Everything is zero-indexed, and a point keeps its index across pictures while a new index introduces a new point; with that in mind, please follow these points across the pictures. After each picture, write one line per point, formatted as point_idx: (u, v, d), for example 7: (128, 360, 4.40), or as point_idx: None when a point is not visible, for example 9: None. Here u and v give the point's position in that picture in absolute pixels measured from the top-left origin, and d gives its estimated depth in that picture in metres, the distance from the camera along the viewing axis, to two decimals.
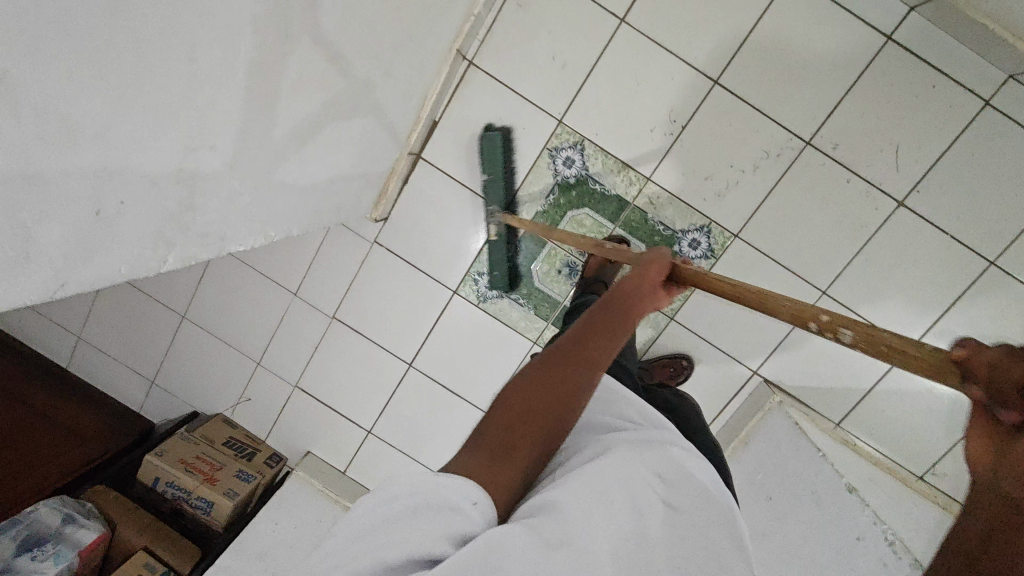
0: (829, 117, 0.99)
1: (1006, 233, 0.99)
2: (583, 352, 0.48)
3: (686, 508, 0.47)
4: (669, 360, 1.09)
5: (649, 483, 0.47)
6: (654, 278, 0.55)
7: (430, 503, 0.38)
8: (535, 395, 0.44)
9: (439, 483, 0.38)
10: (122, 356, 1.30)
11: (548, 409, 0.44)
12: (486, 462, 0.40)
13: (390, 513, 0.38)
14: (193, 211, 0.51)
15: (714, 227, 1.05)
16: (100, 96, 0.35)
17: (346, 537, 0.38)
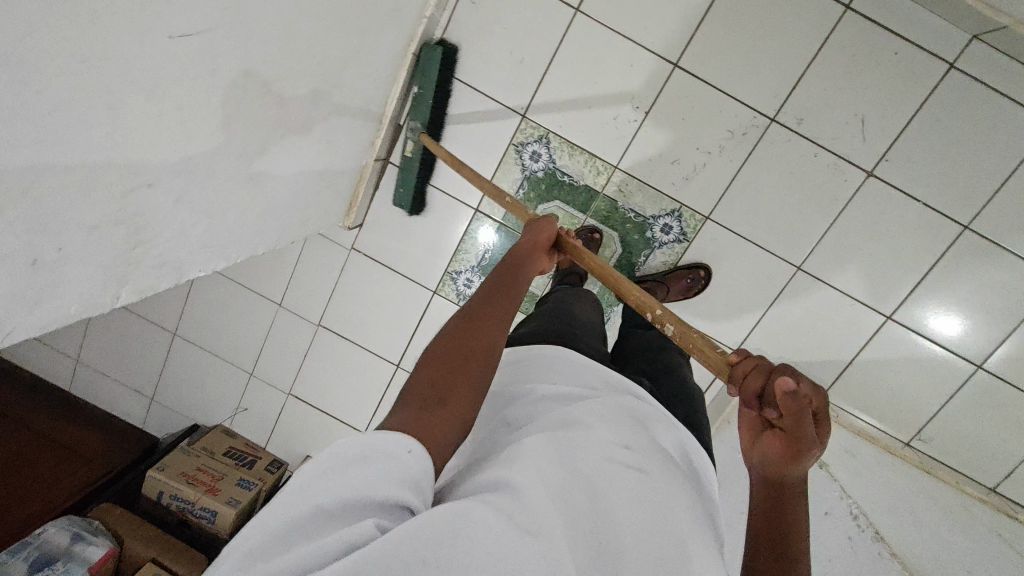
0: (792, 92, 0.98)
1: (978, 196, 0.99)
2: (493, 295, 0.56)
3: (657, 479, 0.44)
4: (685, 270, 1.06)
5: (613, 456, 0.44)
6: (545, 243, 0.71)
7: (375, 456, 0.37)
8: (456, 333, 0.50)
9: (382, 437, 0.38)
10: (118, 375, 1.33)
11: (472, 337, 0.49)
12: (418, 411, 0.42)
13: (333, 468, 0.37)
14: (142, 247, 0.53)
15: (685, 210, 1.06)
16: (24, 158, 0.36)
17: (284, 493, 0.36)
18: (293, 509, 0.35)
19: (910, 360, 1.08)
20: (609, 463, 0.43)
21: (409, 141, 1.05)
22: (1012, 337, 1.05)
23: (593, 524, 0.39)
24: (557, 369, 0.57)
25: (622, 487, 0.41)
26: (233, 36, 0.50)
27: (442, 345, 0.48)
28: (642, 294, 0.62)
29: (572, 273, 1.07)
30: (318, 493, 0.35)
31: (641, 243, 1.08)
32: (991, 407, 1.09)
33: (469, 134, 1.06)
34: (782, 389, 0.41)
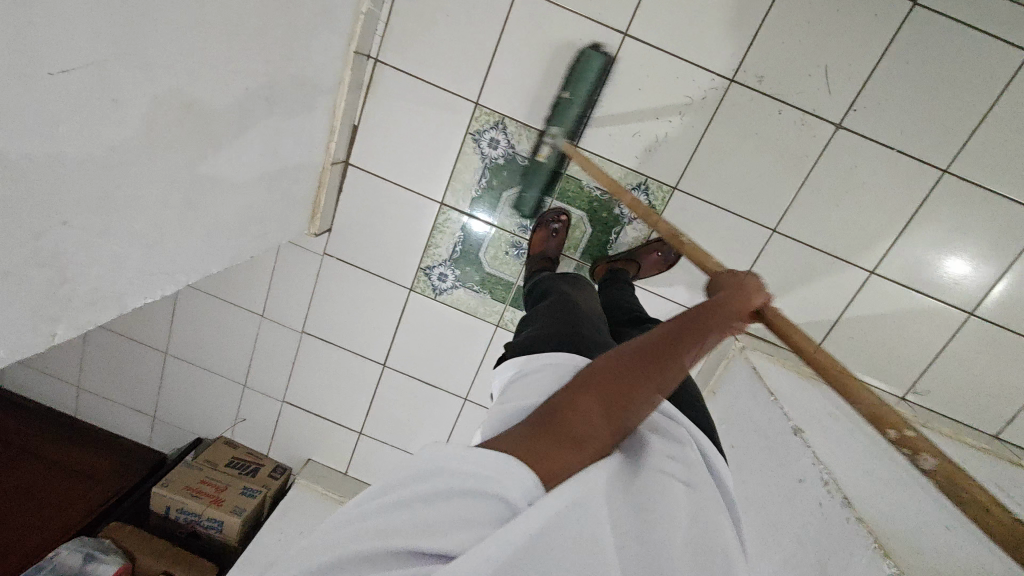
0: (750, 49, 0.94)
1: (954, 138, 0.94)
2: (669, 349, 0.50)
3: (702, 489, 0.47)
4: (656, 243, 1.04)
5: (664, 467, 0.47)
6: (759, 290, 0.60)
7: (483, 489, 0.38)
8: (613, 372, 0.47)
9: (499, 466, 0.39)
10: (119, 398, 1.37)
11: (623, 389, 0.46)
12: (547, 438, 0.42)
13: (439, 489, 0.38)
14: (71, 285, 0.53)
15: (652, 182, 1.03)
16: None
17: (388, 501, 0.39)
18: (384, 523, 0.37)
19: (899, 314, 1.05)
20: (662, 471, 0.46)
21: (544, 146, 1.03)
22: (1003, 280, 1.01)
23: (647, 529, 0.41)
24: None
25: (671, 490, 0.44)
26: (130, 65, 0.49)
27: (592, 372, 0.47)
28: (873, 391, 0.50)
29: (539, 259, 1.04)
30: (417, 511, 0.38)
31: (610, 221, 1.07)
32: (987, 353, 1.05)
33: (428, 128, 1.05)
34: None
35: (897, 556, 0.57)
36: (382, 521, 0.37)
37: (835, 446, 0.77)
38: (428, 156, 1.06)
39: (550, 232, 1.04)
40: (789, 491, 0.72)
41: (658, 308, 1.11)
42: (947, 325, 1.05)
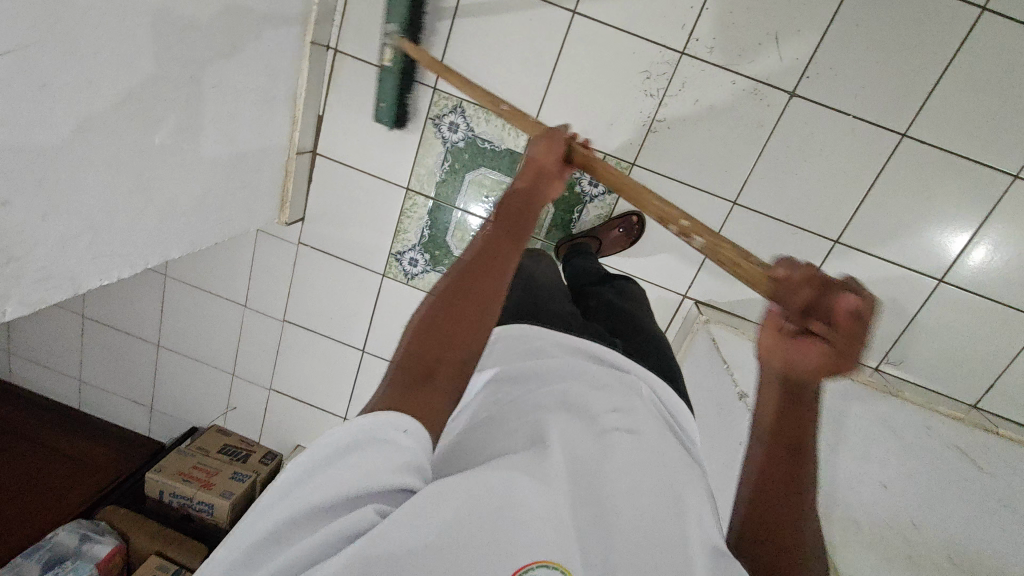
0: (698, 21, 0.94)
1: (911, 101, 0.93)
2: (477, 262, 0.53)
3: (646, 433, 0.46)
4: (618, 219, 1.05)
5: (605, 423, 0.46)
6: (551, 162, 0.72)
7: (370, 439, 0.38)
8: (438, 314, 0.47)
9: (379, 415, 0.39)
10: (117, 390, 1.43)
11: (455, 319, 0.47)
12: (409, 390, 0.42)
13: (332, 456, 0.38)
14: (17, 263, 0.57)
15: (610, 159, 1.04)
16: None
17: (284, 485, 0.37)
18: (286, 503, 0.36)
19: (867, 281, 1.04)
20: (600, 429, 0.45)
21: (386, 48, 0.95)
22: (976, 246, 0.99)
23: (598, 487, 0.41)
24: (532, 344, 0.55)
25: (615, 445, 0.44)
26: (55, 54, 0.53)
27: (420, 327, 0.46)
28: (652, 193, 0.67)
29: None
30: (318, 480, 0.37)
31: (572, 199, 1.08)
32: (960, 319, 1.03)
33: None
34: (847, 306, 0.40)
35: None
36: (290, 499, 0.36)
37: None
38: (391, 143, 1.09)
39: None
40: (732, 454, 0.72)
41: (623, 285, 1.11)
42: (916, 293, 1.03)
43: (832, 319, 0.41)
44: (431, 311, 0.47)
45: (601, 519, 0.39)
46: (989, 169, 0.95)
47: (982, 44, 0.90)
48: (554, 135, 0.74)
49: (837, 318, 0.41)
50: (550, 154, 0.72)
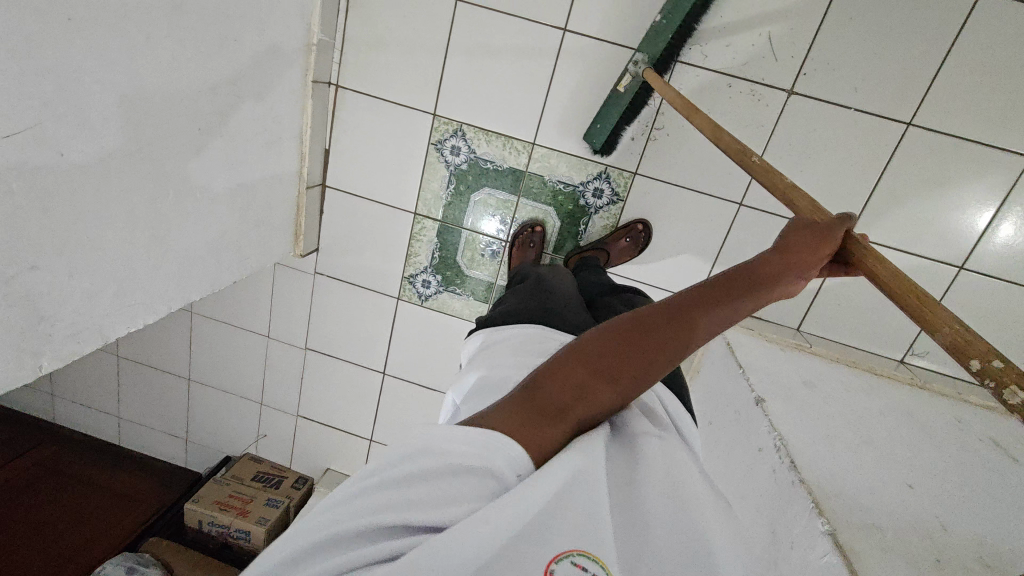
0: (689, 28, 0.94)
1: (913, 89, 0.92)
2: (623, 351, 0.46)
3: (672, 443, 0.49)
4: (623, 229, 1.05)
5: (637, 429, 0.49)
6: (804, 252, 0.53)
7: (482, 466, 0.39)
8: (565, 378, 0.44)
9: (497, 449, 0.39)
10: (154, 424, 1.49)
11: (564, 395, 0.44)
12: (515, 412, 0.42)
13: (436, 472, 0.39)
14: (50, 320, 0.61)
15: (612, 170, 1.05)
16: None
17: (380, 480, 0.39)
18: (377, 504, 0.38)
19: None
20: (632, 436, 0.48)
21: (625, 75, 0.93)
22: (1003, 217, 0.96)
23: (633, 488, 0.44)
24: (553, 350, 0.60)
25: (647, 449, 0.47)
26: (69, 124, 0.56)
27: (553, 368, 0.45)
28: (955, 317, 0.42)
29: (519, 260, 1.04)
30: (418, 492, 0.38)
31: (577, 212, 1.09)
32: (986, 306, 1.00)
33: (393, 144, 1.10)
34: None
35: (835, 513, 0.58)
36: (384, 502, 0.38)
37: (800, 413, 0.76)
38: (396, 171, 1.12)
39: (527, 247, 1.09)
40: (751, 460, 0.72)
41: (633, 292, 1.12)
42: (937, 281, 1.01)
43: None
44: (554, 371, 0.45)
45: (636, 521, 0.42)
46: (1002, 152, 0.93)
47: (984, 27, 0.88)
48: (824, 235, 0.53)
49: None
50: (807, 251, 0.53)
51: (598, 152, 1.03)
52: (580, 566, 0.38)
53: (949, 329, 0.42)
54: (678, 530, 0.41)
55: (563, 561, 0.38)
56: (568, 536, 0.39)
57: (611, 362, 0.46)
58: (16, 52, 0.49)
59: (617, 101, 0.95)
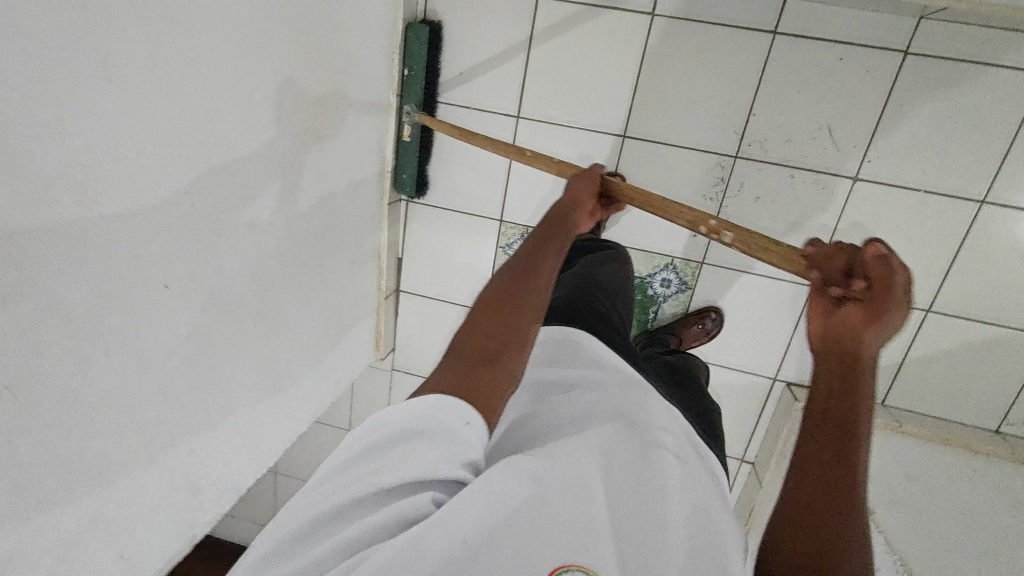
0: (747, 125, 0.97)
1: (984, 168, 0.91)
2: (529, 276, 0.55)
3: (695, 466, 0.49)
4: (695, 316, 1.08)
5: (660, 440, 0.49)
6: (588, 193, 0.74)
7: (431, 427, 0.41)
8: (490, 312, 0.50)
9: (438, 403, 0.42)
10: (242, 515, 1.56)
11: (502, 321, 0.49)
12: (472, 368, 0.45)
13: (389, 439, 0.42)
14: (196, 490, 0.74)
15: (678, 261, 1.08)
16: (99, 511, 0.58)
17: (346, 463, 0.42)
18: (347, 481, 0.40)
19: (971, 344, 1.00)
20: (646, 442, 0.49)
21: (404, 124, 1.05)
22: None
23: (648, 496, 0.44)
24: (586, 356, 0.60)
25: (661, 459, 0.47)
26: (208, 316, 0.66)
27: (482, 311, 0.50)
28: (681, 206, 0.66)
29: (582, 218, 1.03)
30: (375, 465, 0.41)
31: (646, 301, 1.12)
32: None
33: (461, 249, 1.16)
34: (876, 252, 0.43)
35: None
36: (352, 479, 0.40)
37: None
38: (465, 273, 1.17)
39: None
40: None
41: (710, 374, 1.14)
42: None
43: (867, 271, 0.43)
44: (488, 306, 0.51)
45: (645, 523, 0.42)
46: None
47: None
48: (586, 176, 0.76)
49: (869, 263, 0.43)
50: (585, 195, 0.74)
51: (417, 195, 1.12)
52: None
53: (684, 215, 0.66)
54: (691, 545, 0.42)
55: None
56: (563, 547, 0.40)
57: (523, 291, 0.53)
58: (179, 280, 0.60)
59: (407, 146, 1.06)
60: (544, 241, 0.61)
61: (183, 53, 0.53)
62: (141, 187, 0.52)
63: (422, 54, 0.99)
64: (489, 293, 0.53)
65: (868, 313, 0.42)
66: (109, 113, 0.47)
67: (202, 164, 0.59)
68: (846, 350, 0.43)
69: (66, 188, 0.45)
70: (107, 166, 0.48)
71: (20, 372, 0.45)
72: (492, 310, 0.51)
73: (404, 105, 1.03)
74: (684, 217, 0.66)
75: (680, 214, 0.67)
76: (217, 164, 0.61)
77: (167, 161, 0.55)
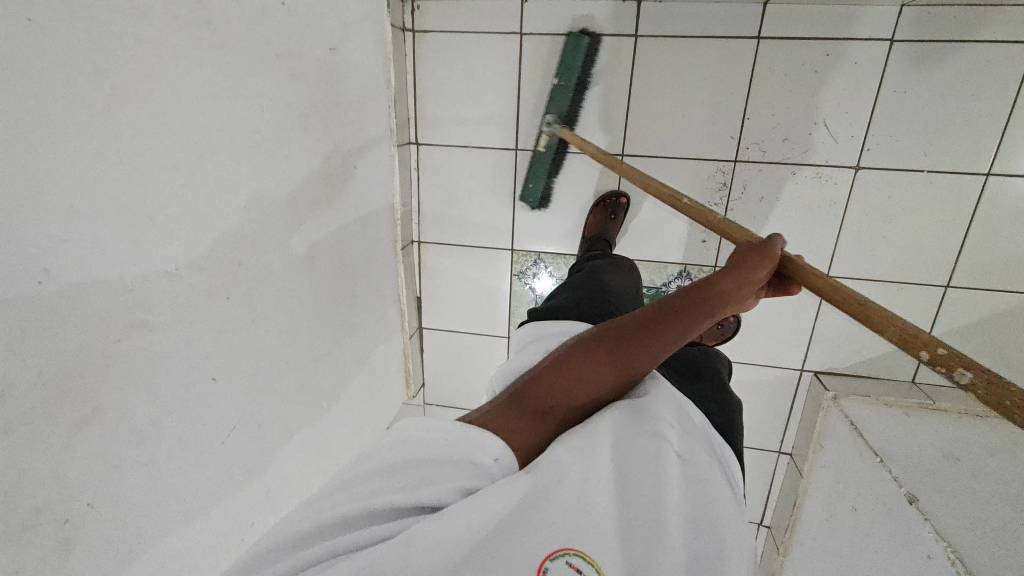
0: (743, 130, 0.98)
1: (985, 143, 0.92)
2: (625, 345, 0.51)
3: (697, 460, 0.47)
4: (716, 317, 1.08)
5: (664, 434, 0.47)
6: (762, 262, 0.58)
7: (448, 452, 0.44)
8: (572, 363, 0.50)
9: (463, 432, 0.45)
10: None
11: (576, 381, 0.50)
12: (523, 410, 0.48)
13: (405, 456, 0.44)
14: None
15: (692, 268, 1.08)
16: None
17: (364, 473, 0.44)
18: (360, 492, 0.42)
19: (995, 314, 1.00)
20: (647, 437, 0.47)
21: (541, 136, 1.04)
22: None
23: (643, 489, 0.43)
24: None
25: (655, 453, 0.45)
26: (259, 398, 0.68)
27: (566, 356, 0.51)
28: (899, 318, 0.51)
29: (599, 240, 1.02)
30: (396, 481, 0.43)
31: None
32: None
33: (477, 281, 1.18)
34: None
35: None
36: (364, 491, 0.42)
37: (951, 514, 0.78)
38: (484, 303, 1.20)
39: (609, 214, 1.04)
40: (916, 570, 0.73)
41: (737, 374, 1.15)
42: None
43: None
44: (572, 357, 0.50)
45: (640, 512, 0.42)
46: None
47: None
48: (764, 253, 0.59)
49: None
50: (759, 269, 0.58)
51: (539, 206, 1.10)
52: (576, 567, 0.38)
53: (894, 328, 0.51)
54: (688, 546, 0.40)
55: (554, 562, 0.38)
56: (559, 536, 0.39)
57: (605, 360, 0.51)
58: (229, 373, 0.62)
59: (536, 159, 1.05)
60: (680, 303, 0.53)
61: (214, 169, 0.56)
62: (189, 301, 0.54)
63: (575, 63, 0.97)
64: (587, 342, 0.52)
65: None
66: (160, 240, 0.50)
67: (237, 264, 0.61)
68: None
69: (125, 320, 0.47)
70: (163, 286, 0.51)
71: (111, 497, 0.48)
72: (597, 354, 0.50)
73: (546, 117, 1.02)
74: (891, 329, 0.51)
75: (887, 323, 0.52)
76: (249, 261, 0.63)
77: (208, 270, 0.57)
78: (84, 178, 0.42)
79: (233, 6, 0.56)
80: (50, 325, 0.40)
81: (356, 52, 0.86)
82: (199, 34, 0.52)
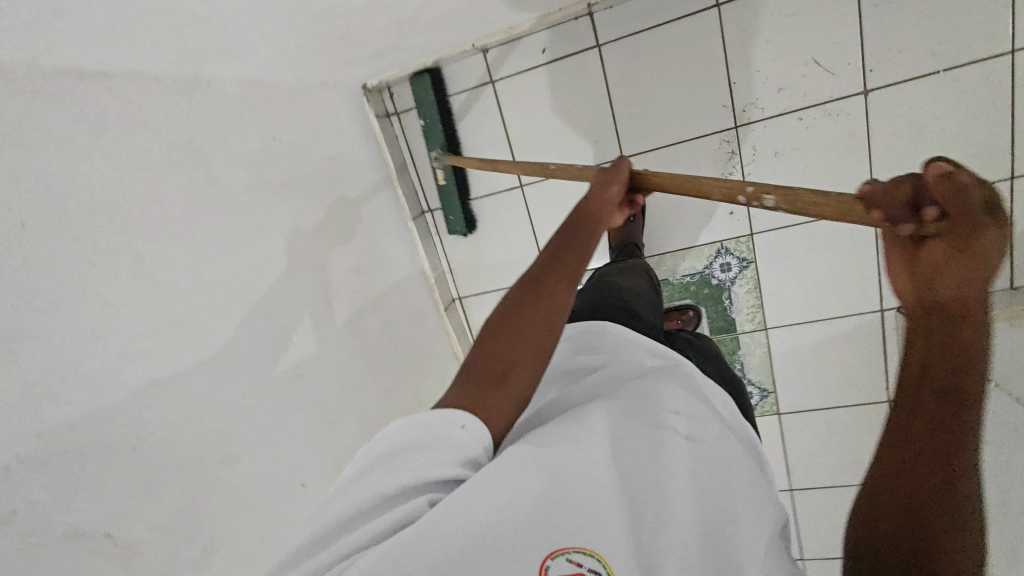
0: (734, 95, 0.96)
1: (999, 21, 0.85)
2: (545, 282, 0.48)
3: (713, 439, 0.44)
4: (676, 312, 1.11)
5: (669, 421, 0.45)
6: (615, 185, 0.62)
7: (428, 435, 0.39)
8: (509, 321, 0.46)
9: (436, 410, 0.40)
10: None
11: (524, 329, 0.45)
12: (476, 388, 0.42)
13: (390, 450, 0.39)
14: None
15: (728, 242, 1.06)
16: None
17: (352, 475, 0.39)
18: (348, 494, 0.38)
19: None
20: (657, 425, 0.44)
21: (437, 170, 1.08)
22: None
23: (648, 485, 0.41)
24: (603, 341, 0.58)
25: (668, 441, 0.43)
26: None
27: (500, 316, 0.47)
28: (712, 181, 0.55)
29: (627, 244, 1.02)
30: (377, 475, 0.39)
31: (715, 292, 1.10)
32: None
33: None
34: (937, 174, 0.35)
35: None
36: (353, 491, 0.38)
37: None
38: None
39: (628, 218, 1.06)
40: None
41: (814, 333, 1.09)
42: None
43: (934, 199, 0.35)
44: (503, 318, 0.46)
45: (647, 515, 0.40)
46: None
47: None
48: (613, 175, 0.63)
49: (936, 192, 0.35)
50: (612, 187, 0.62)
51: (467, 231, 1.13)
52: (576, 562, 0.37)
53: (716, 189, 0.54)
54: (703, 547, 0.38)
55: (557, 557, 0.37)
56: (575, 534, 0.38)
57: (537, 301, 0.47)
58: (316, 475, 0.66)
59: (444, 190, 1.08)
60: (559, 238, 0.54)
61: (254, 300, 0.62)
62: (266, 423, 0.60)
63: (427, 96, 1.03)
64: (509, 298, 0.48)
65: (987, 246, 0.34)
66: (228, 382, 0.56)
67: (297, 374, 0.67)
68: (944, 300, 0.36)
69: (218, 454, 0.53)
70: (240, 418, 0.56)
71: None
72: (524, 294, 0.48)
73: (433, 152, 1.06)
74: (714, 191, 0.54)
75: (710, 187, 0.55)
76: (308, 367, 0.69)
77: (274, 391, 0.62)
78: (150, 346, 0.48)
79: (234, 157, 0.63)
80: (155, 481, 0.46)
81: (350, 151, 0.94)
82: (214, 192, 0.59)
